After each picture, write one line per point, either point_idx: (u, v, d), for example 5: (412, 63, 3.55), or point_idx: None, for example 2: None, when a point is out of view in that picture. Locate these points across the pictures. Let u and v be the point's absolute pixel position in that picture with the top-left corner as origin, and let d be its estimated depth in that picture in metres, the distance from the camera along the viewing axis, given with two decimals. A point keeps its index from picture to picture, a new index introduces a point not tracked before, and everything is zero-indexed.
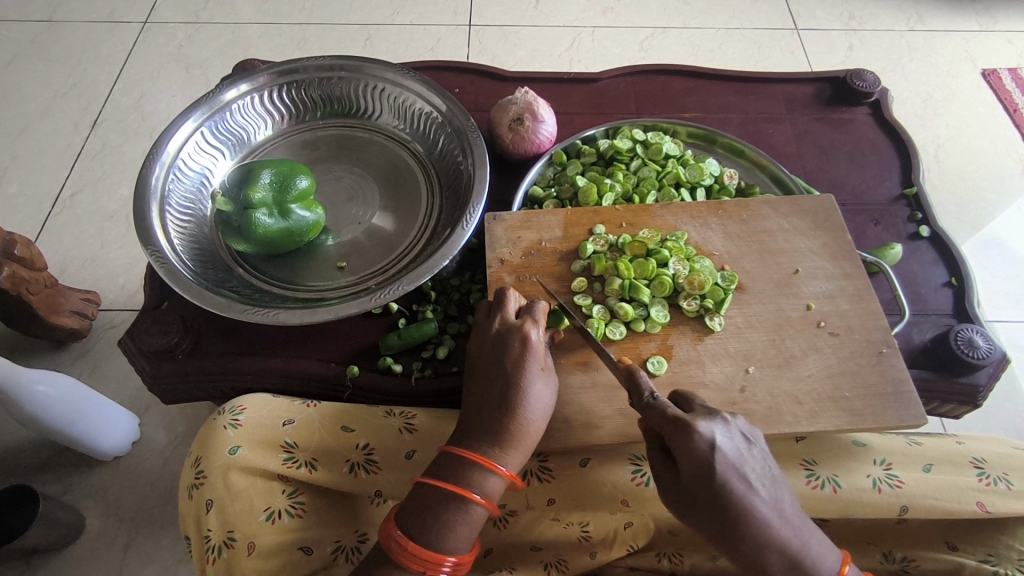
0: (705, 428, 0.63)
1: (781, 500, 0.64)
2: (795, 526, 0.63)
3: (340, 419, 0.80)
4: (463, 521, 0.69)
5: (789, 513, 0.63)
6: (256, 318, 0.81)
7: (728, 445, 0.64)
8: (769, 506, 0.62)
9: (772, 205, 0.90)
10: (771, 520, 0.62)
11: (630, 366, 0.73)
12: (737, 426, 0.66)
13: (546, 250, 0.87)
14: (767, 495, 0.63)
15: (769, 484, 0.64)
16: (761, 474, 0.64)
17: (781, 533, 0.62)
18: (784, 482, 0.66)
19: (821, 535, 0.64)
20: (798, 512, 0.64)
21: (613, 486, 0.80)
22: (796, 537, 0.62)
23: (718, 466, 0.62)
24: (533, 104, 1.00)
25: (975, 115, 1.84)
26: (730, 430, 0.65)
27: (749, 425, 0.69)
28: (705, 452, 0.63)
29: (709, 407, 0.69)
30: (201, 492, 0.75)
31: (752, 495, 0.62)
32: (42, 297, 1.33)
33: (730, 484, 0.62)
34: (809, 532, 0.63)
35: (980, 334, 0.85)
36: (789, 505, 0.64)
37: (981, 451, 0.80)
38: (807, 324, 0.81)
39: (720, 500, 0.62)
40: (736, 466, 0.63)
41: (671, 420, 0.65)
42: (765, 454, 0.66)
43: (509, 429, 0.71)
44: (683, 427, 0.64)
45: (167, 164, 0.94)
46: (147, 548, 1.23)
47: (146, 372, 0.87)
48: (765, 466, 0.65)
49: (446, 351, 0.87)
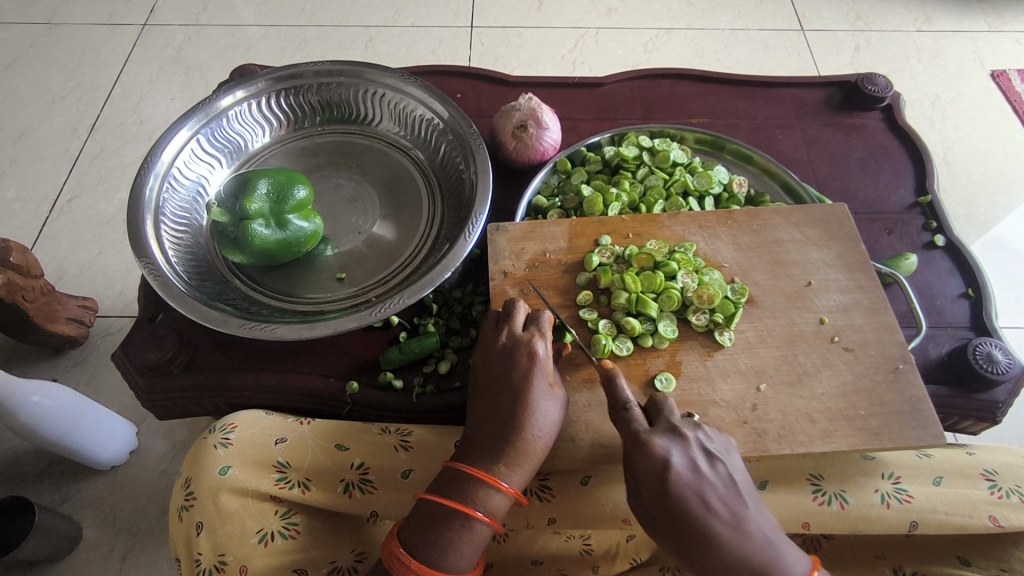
0: (660, 446, 0.66)
1: (745, 517, 0.65)
2: (756, 542, 0.64)
3: (334, 436, 0.78)
4: (465, 540, 0.67)
5: (749, 528, 0.64)
6: (252, 333, 0.79)
7: (686, 463, 0.66)
8: (727, 522, 0.64)
9: (783, 214, 0.88)
10: (727, 538, 0.64)
11: (610, 368, 0.73)
12: (699, 440, 0.68)
13: (551, 262, 0.85)
14: (726, 513, 0.65)
15: (729, 500, 0.66)
16: (724, 491, 0.66)
17: (738, 550, 0.64)
18: (750, 495, 0.67)
19: (789, 548, 0.65)
20: (764, 525, 0.65)
21: (615, 505, 0.77)
22: (756, 553, 0.64)
23: (672, 484, 0.65)
24: (537, 111, 0.97)
25: (985, 117, 1.81)
26: (689, 446, 0.67)
27: (719, 436, 0.70)
28: (660, 471, 0.66)
29: (677, 419, 0.70)
30: (191, 514, 0.72)
31: (707, 513, 0.65)
32: (38, 304, 1.31)
33: (683, 502, 0.65)
34: (775, 548, 0.64)
35: (999, 348, 0.82)
36: (751, 520, 0.65)
37: (993, 462, 0.77)
38: (821, 339, 0.79)
39: (675, 517, 0.65)
40: (690, 483, 0.65)
41: (629, 433, 0.69)
42: (731, 467, 0.67)
43: (515, 446, 0.69)
44: (639, 443, 0.67)
45: (161, 173, 0.92)
46: (145, 560, 1.21)
47: (140, 388, 0.85)
48: (728, 482, 0.66)
49: (448, 366, 0.84)
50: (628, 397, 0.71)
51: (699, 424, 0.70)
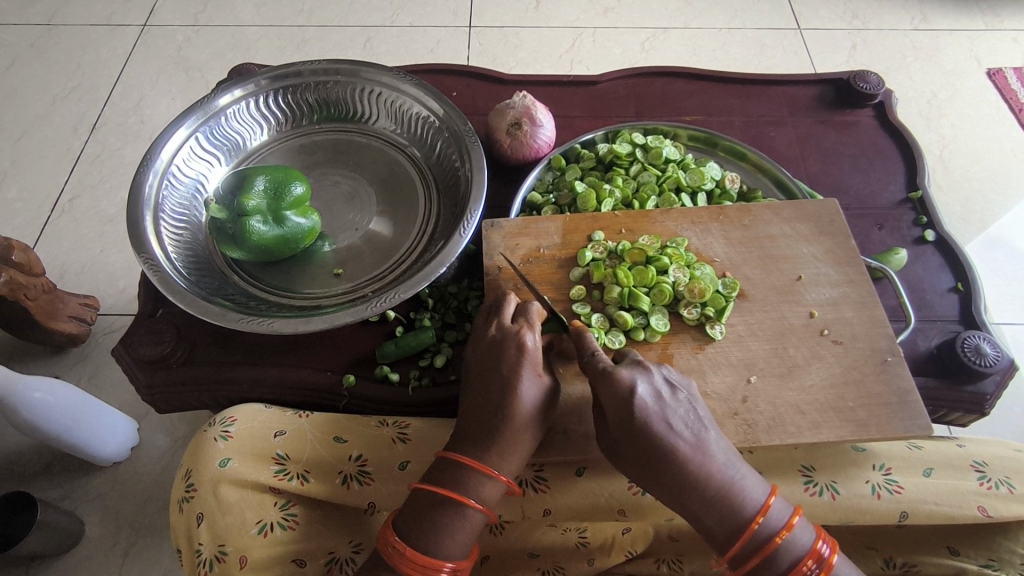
0: (626, 376, 0.68)
1: (708, 440, 0.66)
2: (718, 463, 0.65)
3: (333, 429, 0.79)
4: (460, 527, 0.68)
5: (712, 450, 0.66)
6: (250, 327, 0.80)
7: (650, 391, 0.67)
8: (691, 443, 0.65)
9: (774, 210, 0.89)
10: (692, 457, 0.65)
11: (580, 328, 0.75)
12: (661, 373, 0.70)
13: (544, 257, 0.86)
14: (690, 436, 0.66)
15: (692, 424, 0.67)
16: (687, 417, 0.67)
17: (703, 470, 0.65)
18: (711, 422, 0.68)
19: (749, 472, 0.66)
20: (725, 449, 0.67)
21: (610, 497, 0.78)
22: (719, 473, 0.65)
23: (638, 408, 0.66)
24: (531, 108, 0.99)
25: (980, 115, 1.82)
26: (652, 376, 0.69)
27: (679, 374, 0.72)
28: (625, 398, 0.66)
29: (638, 358, 0.72)
30: (191, 505, 0.73)
31: (673, 435, 0.65)
32: (39, 302, 1.32)
33: (649, 425, 0.65)
34: (737, 469, 0.66)
35: (987, 341, 0.84)
36: (714, 443, 0.66)
37: (982, 454, 0.78)
38: (811, 332, 0.80)
39: (641, 439, 0.66)
40: (655, 408, 0.66)
41: (596, 368, 0.70)
42: (692, 398, 0.69)
43: (506, 436, 0.70)
44: (606, 373, 0.68)
45: (160, 171, 0.93)
46: (147, 554, 1.22)
47: (140, 381, 0.86)
48: (690, 408, 0.68)
49: (443, 360, 0.86)
50: (595, 346, 0.73)
51: (661, 363, 0.72)
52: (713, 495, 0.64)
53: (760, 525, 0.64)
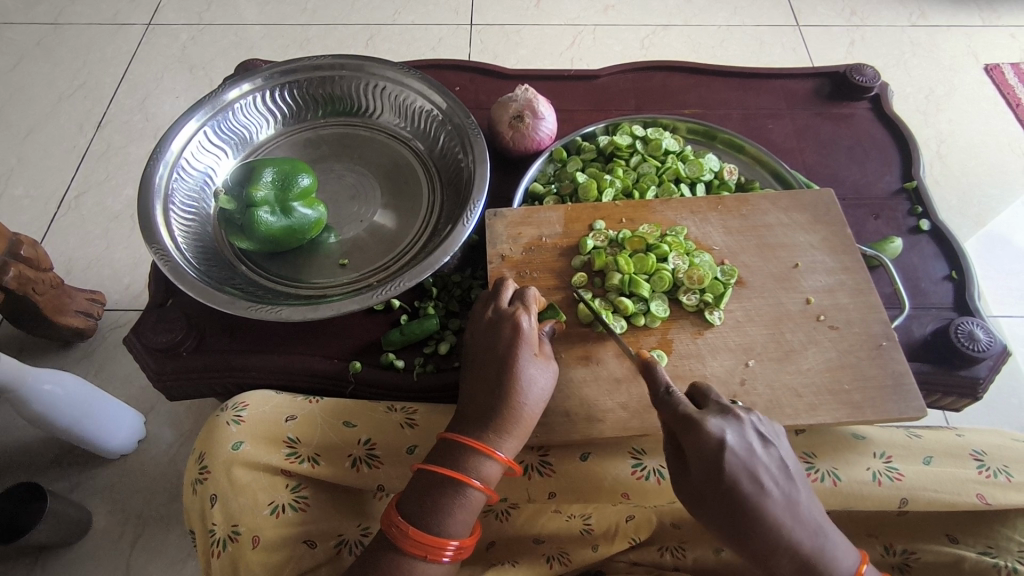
0: (715, 428, 0.66)
1: (796, 500, 0.65)
2: (809, 527, 0.64)
3: (342, 414, 0.81)
4: (462, 505, 0.70)
5: (802, 512, 0.64)
6: (259, 314, 0.82)
7: (739, 444, 0.66)
8: (782, 504, 0.64)
9: (771, 199, 0.91)
10: (783, 520, 0.63)
11: (649, 359, 0.73)
12: (751, 423, 0.68)
13: (546, 246, 0.87)
14: (779, 495, 0.64)
15: (782, 483, 0.65)
16: (775, 474, 0.66)
17: (793, 533, 0.63)
18: (800, 480, 0.67)
19: (838, 537, 0.65)
20: (813, 510, 0.65)
21: (614, 481, 0.80)
22: (809, 539, 0.63)
23: (728, 465, 0.64)
24: (533, 101, 1.00)
25: (977, 110, 1.83)
26: (743, 428, 0.67)
27: (767, 421, 0.71)
28: (713, 451, 0.65)
29: (724, 403, 0.70)
30: (205, 487, 0.76)
31: (763, 495, 0.64)
32: (47, 297, 1.34)
33: (739, 481, 0.64)
34: (825, 533, 0.64)
35: (981, 327, 0.85)
36: (803, 504, 0.65)
37: (981, 444, 0.80)
38: (807, 317, 0.82)
39: (730, 498, 0.64)
40: (746, 464, 0.65)
41: (679, 414, 0.68)
42: (782, 451, 0.68)
43: (505, 415, 0.72)
44: (692, 422, 0.66)
45: (170, 163, 0.95)
46: (154, 545, 1.24)
47: (151, 369, 0.88)
48: (780, 465, 0.66)
49: (448, 347, 0.87)
50: (669, 383, 0.71)
51: (748, 409, 0.71)
52: (802, 561, 0.63)
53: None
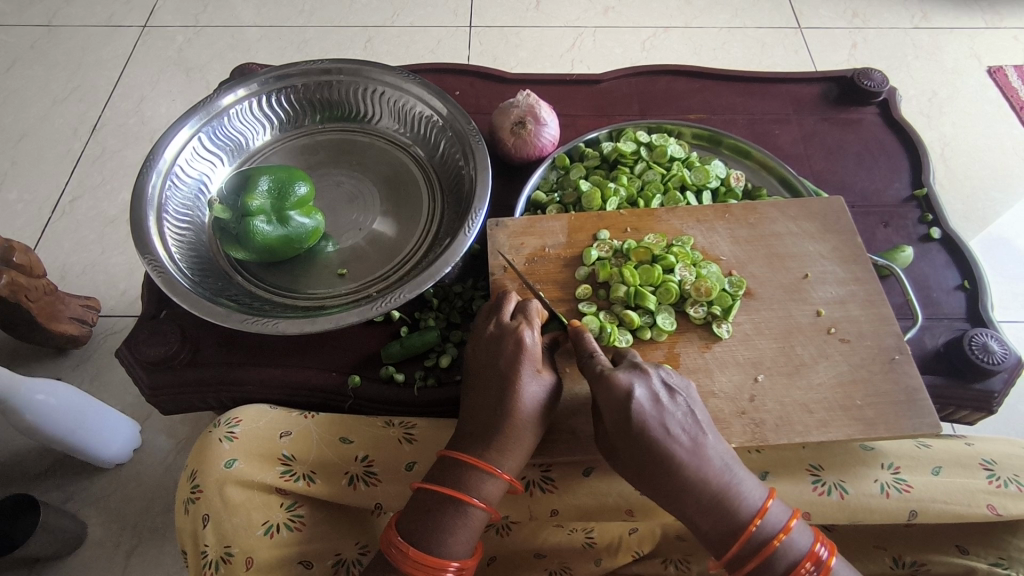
0: (624, 379, 0.68)
1: (704, 443, 0.66)
2: (717, 468, 0.65)
3: (339, 430, 0.79)
4: (463, 525, 0.67)
5: (710, 454, 0.65)
6: (255, 328, 0.79)
7: (646, 394, 0.67)
8: (689, 448, 0.65)
9: (780, 208, 0.89)
10: (688, 462, 0.65)
11: (579, 329, 0.75)
12: (659, 375, 0.70)
13: (550, 256, 0.85)
14: (686, 440, 0.66)
15: (690, 429, 0.66)
16: (683, 420, 0.67)
17: (701, 474, 0.64)
18: (710, 427, 0.68)
19: (746, 475, 0.66)
20: (724, 451, 0.67)
21: (618, 497, 0.78)
22: (715, 475, 0.64)
23: (634, 412, 0.66)
24: (535, 107, 0.98)
25: (982, 113, 1.82)
26: (650, 379, 0.69)
27: (679, 375, 0.72)
28: (622, 402, 0.66)
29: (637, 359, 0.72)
30: (197, 506, 0.73)
31: (669, 440, 0.65)
32: (41, 304, 1.32)
33: (646, 428, 0.65)
34: (734, 473, 0.65)
35: (995, 338, 0.83)
36: (712, 447, 0.66)
37: (991, 452, 0.78)
38: (818, 330, 0.80)
39: (638, 443, 0.65)
40: (651, 412, 0.66)
41: (594, 370, 0.70)
42: (691, 401, 0.68)
43: (507, 433, 0.70)
44: (603, 377, 0.68)
45: (163, 171, 0.93)
46: (150, 556, 1.22)
47: (144, 382, 0.85)
48: (689, 412, 0.67)
49: (449, 360, 0.85)
50: (595, 347, 0.73)
51: (660, 363, 0.72)
52: (711, 496, 0.64)
53: (757, 527, 0.64)
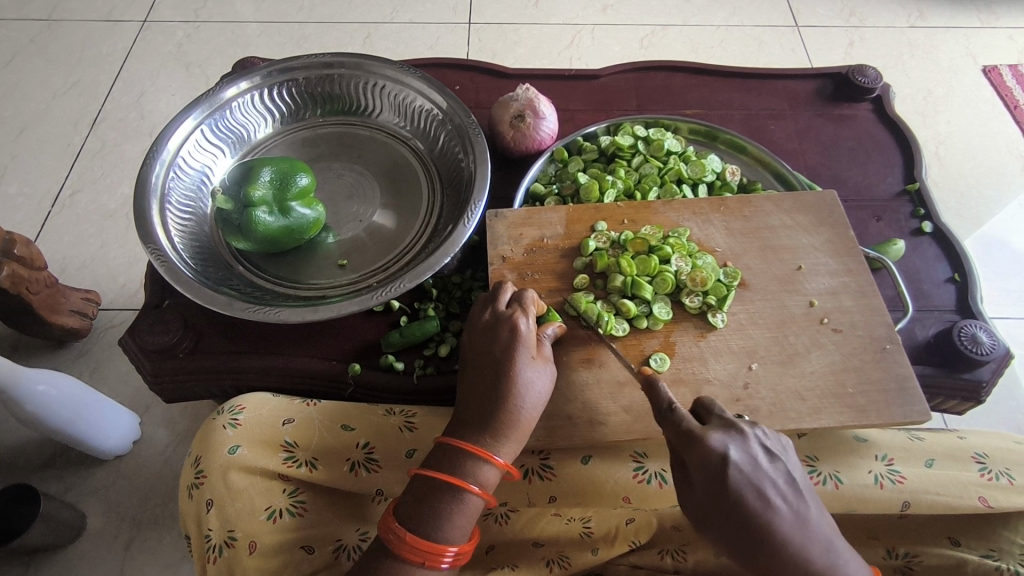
0: (717, 443, 0.64)
1: (808, 515, 0.62)
2: (819, 543, 0.61)
3: (341, 417, 0.80)
4: (459, 511, 0.69)
5: (813, 528, 0.62)
6: (257, 316, 0.81)
7: (744, 458, 0.64)
8: (793, 521, 0.61)
9: (774, 201, 0.90)
10: (791, 537, 0.61)
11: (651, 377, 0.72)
12: (756, 437, 0.66)
13: (548, 247, 0.87)
14: (788, 511, 0.62)
15: (791, 498, 0.63)
16: (782, 488, 0.63)
17: (804, 550, 0.61)
18: (811, 496, 0.64)
19: (851, 554, 0.62)
20: (827, 526, 0.63)
21: (615, 484, 0.82)
22: (819, 554, 0.61)
23: (731, 479, 0.62)
24: (534, 100, 1.00)
25: (975, 111, 1.83)
26: (747, 441, 0.65)
27: (774, 434, 0.69)
28: (717, 466, 0.63)
29: (729, 417, 0.69)
30: (201, 491, 0.75)
31: (770, 511, 0.62)
32: (41, 296, 1.32)
33: (744, 497, 0.62)
34: (836, 550, 0.61)
35: (984, 329, 0.85)
36: (814, 519, 0.62)
37: (982, 446, 0.80)
38: (811, 320, 0.81)
39: (735, 513, 0.62)
40: (750, 479, 0.63)
41: (681, 430, 0.66)
42: (791, 466, 0.65)
43: (502, 419, 0.71)
44: (694, 438, 0.65)
45: (166, 162, 0.94)
46: (150, 546, 1.23)
47: (147, 370, 0.86)
48: (789, 480, 0.64)
49: (448, 349, 0.87)
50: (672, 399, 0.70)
51: (753, 422, 0.69)
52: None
53: None
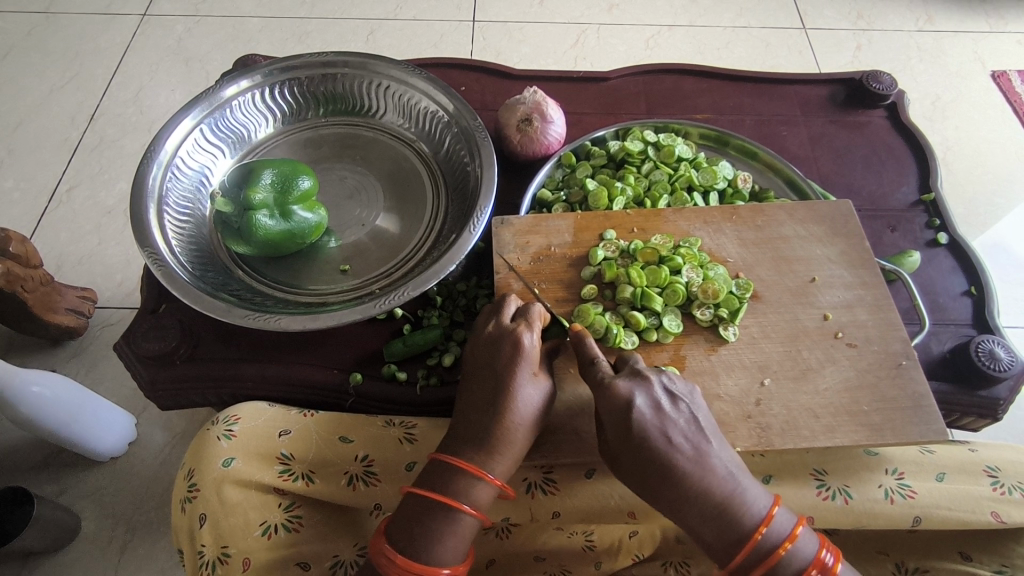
0: (624, 388, 0.68)
1: (708, 451, 0.66)
2: (719, 475, 0.65)
3: (339, 429, 0.78)
4: (453, 532, 0.66)
5: (712, 462, 0.65)
6: (256, 324, 0.78)
7: (646, 401, 0.68)
8: (692, 457, 0.65)
9: (788, 210, 0.88)
10: (690, 470, 0.65)
11: (580, 332, 0.74)
12: (662, 383, 0.70)
13: (556, 256, 0.84)
14: (688, 448, 0.66)
15: (693, 437, 0.67)
16: (684, 428, 0.67)
17: (702, 482, 0.64)
18: (715, 435, 0.68)
19: (754, 485, 0.66)
20: (727, 460, 0.66)
21: (620, 500, 0.77)
22: (719, 486, 0.64)
23: (633, 420, 0.67)
24: (542, 104, 0.97)
25: (984, 117, 1.81)
26: (652, 386, 0.69)
27: (686, 382, 0.72)
28: (622, 410, 0.67)
29: (641, 365, 0.72)
30: (193, 506, 0.72)
31: (669, 448, 0.65)
32: (36, 295, 1.30)
33: (645, 436, 0.66)
34: (737, 481, 0.65)
35: (1001, 345, 0.83)
36: (715, 455, 0.66)
37: (995, 459, 0.77)
38: (825, 335, 0.79)
39: (639, 451, 0.66)
40: (651, 420, 0.67)
41: (595, 377, 0.70)
42: (695, 408, 0.69)
43: (499, 435, 0.69)
44: (603, 385, 0.69)
45: (164, 163, 0.92)
46: (144, 550, 1.21)
47: (143, 378, 0.84)
48: (691, 420, 0.68)
49: (452, 359, 0.84)
50: (597, 354, 0.73)
51: (665, 370, 0.72)
52: (717, 507, 0.64)
53: (763, 536, 0.63)
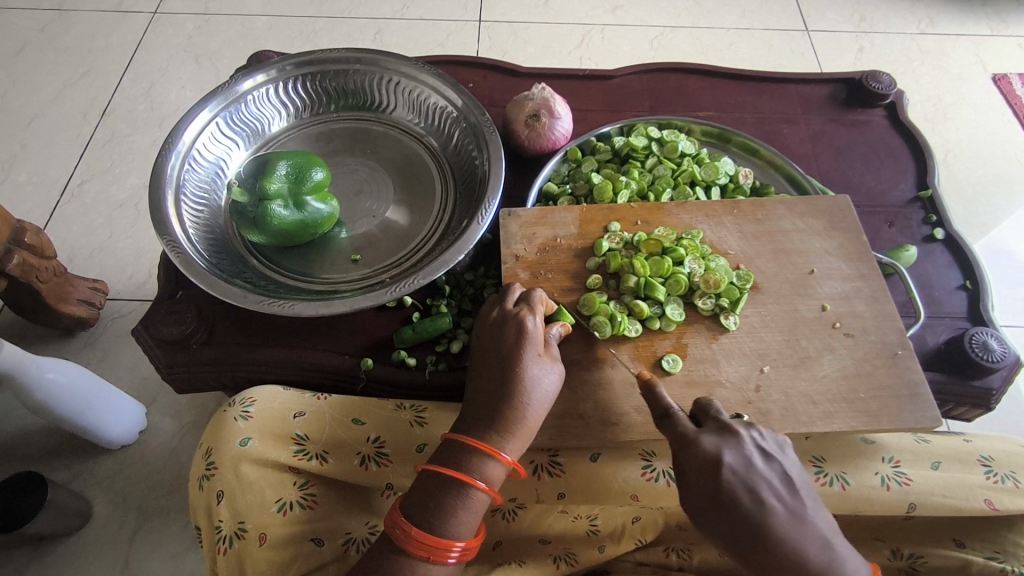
0: (710, 443, 0.67)
1: (804, 514, 0.64)
2: (818, 541, 0.62)
3: (351, 411, 0.80)
4: (465, 506, 0.69)
5: (810, 526, 0.63)
6: (271, 309, 0.81)
7: (736, 457, 0.66)
8: (787, 520, 0.63)
9: (787, 205, 0.90)
10: (788, 533, 0.62)
11: (651, 379, 0.75)
12: (752, 438, 0.68)
13: (561, 247, 0.87)
14: (782, 509, 0.64)
15: (787, 497, 0.65)
16: (776, 487, 0.65)
17: (801, 547, 0.62)
18: (810, 496, 0.66)
19: (853, 555, 0.63)
20: (825, 525, 0.64)
21: (624, 483, 0.80)
22: (817, 553, 0.61)
23: (722, 478, 0.65)
24: (549, 100, 1.00)
25: (984, 119, 1.84)
26: (741, 442, 0.68)
27: (774, 436, 0.71)
28: (709, 466, 0.66)
29: (726, 419, 0.71)
30: (212, 483, 0.75)
31: (762, 508, 0.64)
32: (51, 285, 1.33)
33: (735, 494, 0.64)
34: (838, 551, 0.62)
35: (995, 337, 0.85)
36: (811, 518, 0.64)
37: (989, 449, 0.79)
38: (823, 324, 0.81)
39: (730, 512, 0.64)
40: (743, 478, 0.65)
41: (677, 431, 0.70)
42: (787, 466, 0.67)
43: (509, 415, 0.71)
44: (687, 439, 0.68)
45: (182, 154, 0.94)
46: (156, 535, 1.23)
47: (161, 361, 0.87)
48: (785, 480, 0.66)
49: (460, 346, 0.87)
50: (671, 402, 0.72)
51: (752, 424, 0.71)
52: None
53: None
